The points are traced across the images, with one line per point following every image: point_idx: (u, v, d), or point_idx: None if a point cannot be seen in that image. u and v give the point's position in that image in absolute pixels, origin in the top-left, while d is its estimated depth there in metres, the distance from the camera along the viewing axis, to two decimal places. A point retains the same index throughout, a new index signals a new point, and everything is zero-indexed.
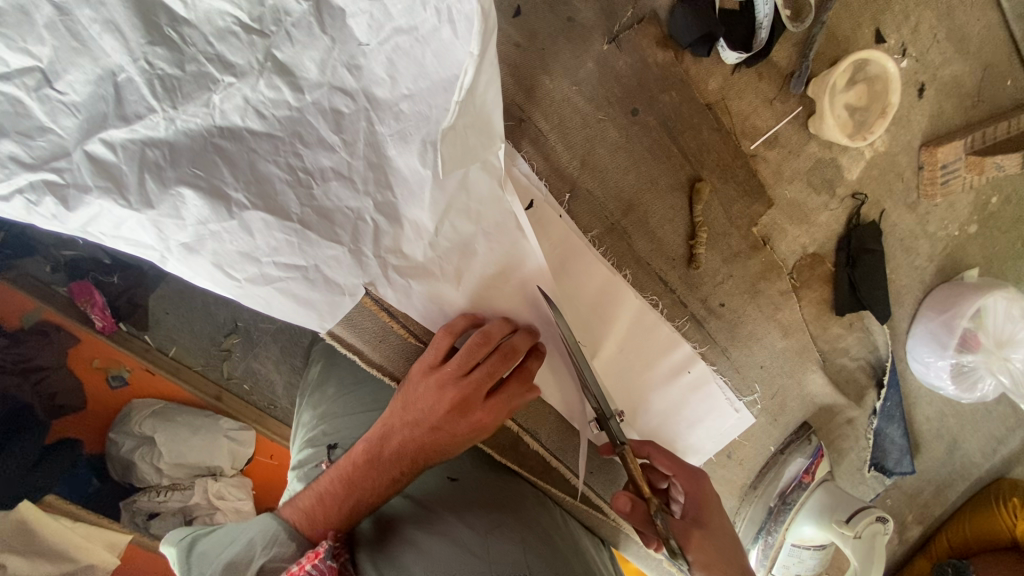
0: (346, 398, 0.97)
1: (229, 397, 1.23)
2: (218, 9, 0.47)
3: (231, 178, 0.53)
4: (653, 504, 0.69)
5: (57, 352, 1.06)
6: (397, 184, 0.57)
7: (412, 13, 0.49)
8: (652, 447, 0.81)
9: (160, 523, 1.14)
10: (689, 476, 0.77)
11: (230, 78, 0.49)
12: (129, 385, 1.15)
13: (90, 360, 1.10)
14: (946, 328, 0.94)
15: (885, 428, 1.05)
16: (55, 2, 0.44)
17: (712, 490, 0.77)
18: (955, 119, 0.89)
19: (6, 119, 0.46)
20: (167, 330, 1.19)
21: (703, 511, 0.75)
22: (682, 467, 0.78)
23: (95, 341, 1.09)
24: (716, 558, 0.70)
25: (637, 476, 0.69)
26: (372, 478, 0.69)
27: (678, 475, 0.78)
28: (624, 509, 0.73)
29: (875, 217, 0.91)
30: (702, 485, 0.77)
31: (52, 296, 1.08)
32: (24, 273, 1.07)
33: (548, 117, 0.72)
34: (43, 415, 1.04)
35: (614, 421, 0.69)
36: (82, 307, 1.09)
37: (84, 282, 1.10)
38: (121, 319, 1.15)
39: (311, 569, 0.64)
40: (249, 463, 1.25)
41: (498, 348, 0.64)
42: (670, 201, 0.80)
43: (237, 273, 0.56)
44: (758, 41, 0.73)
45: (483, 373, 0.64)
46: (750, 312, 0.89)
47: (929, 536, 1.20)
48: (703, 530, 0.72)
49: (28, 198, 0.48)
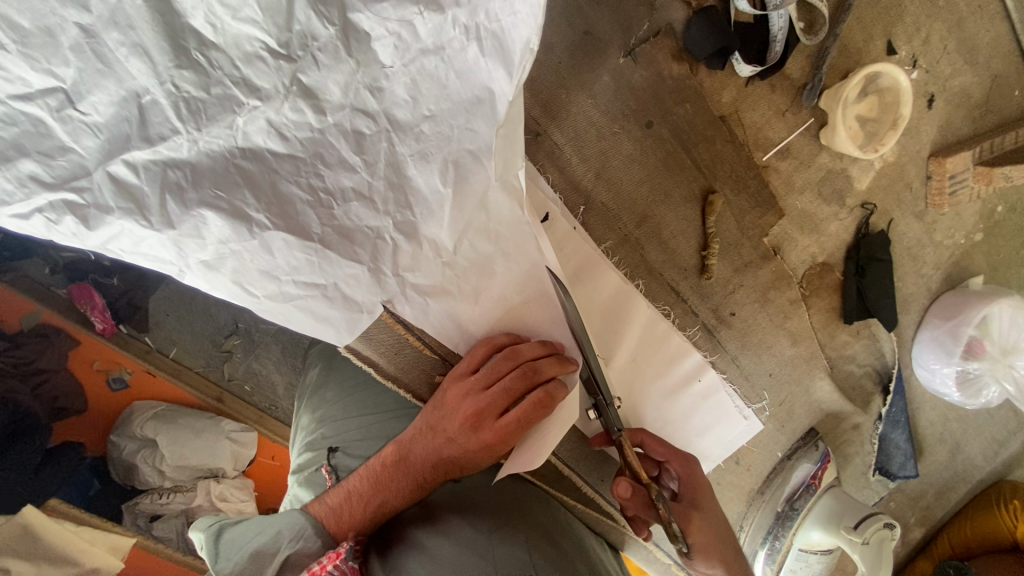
0: (346, 402, 0.97)
1: (230, 398, 1.23)
2: (246, 33, 0.46)
3: (252, 200, 0.52)
4: (653, 491, 0.68)
5: (58, 355, 1.05)
6: (416, 204, 0.57)
7: (441, 33, 0.49)
8: (645, 434, 0.78)
9: (162, 526, 1.12)
10: (682, 460, 0.77)
11: (255, 100, 0.49)
12: (130, 387, 1.15)
13: (92, 362, 1.10)
14: (951, 336, 0.96)
15: (889, 433, 1.06)
16: (80, 24, 0.43)
17: (702, 471, 0.78)
18: (963, 130, 0.90)
19: (28, 139, 0.46)
20: (167, 332, 1.19)
21: (697, 494, 0.76)
22: (675, 450, 0.78)
23: (96, 343, 1.09)
24: (711, 538, 0.75)
25: (634, 462, 0.69)
26: (398, 480, 0.75)
27: (672, 459, 0.77)
28: (624, 494, 0.71)
29: (883, 227, 0.92)
30: (693, 467, 0.77)
31: (52, 298, 1.07)
32: (24, 275, 1.06)
33: (564, 131, 0.72)
34: (45, 418, 1.03)
35: (612, 409, 0.71)
36: (82, 310, 1.08)
37: (84, 283, 1.09)
38: (122, 321, 1.15)
39: (333, 568, 0.70)
40: (250, 464, 1.25)
41: (523, 367, 0.65)
42: (683, 213, 0.80)
43: (257, 290, 0.57)
44: (773, 53, 0.74)
45: (507, 390, 0.66)
46: (761, 320, 0.90)
47: (931, 538, 1.22)
48: (695, 511, 0.75)
49: (48, 216, 0.48)
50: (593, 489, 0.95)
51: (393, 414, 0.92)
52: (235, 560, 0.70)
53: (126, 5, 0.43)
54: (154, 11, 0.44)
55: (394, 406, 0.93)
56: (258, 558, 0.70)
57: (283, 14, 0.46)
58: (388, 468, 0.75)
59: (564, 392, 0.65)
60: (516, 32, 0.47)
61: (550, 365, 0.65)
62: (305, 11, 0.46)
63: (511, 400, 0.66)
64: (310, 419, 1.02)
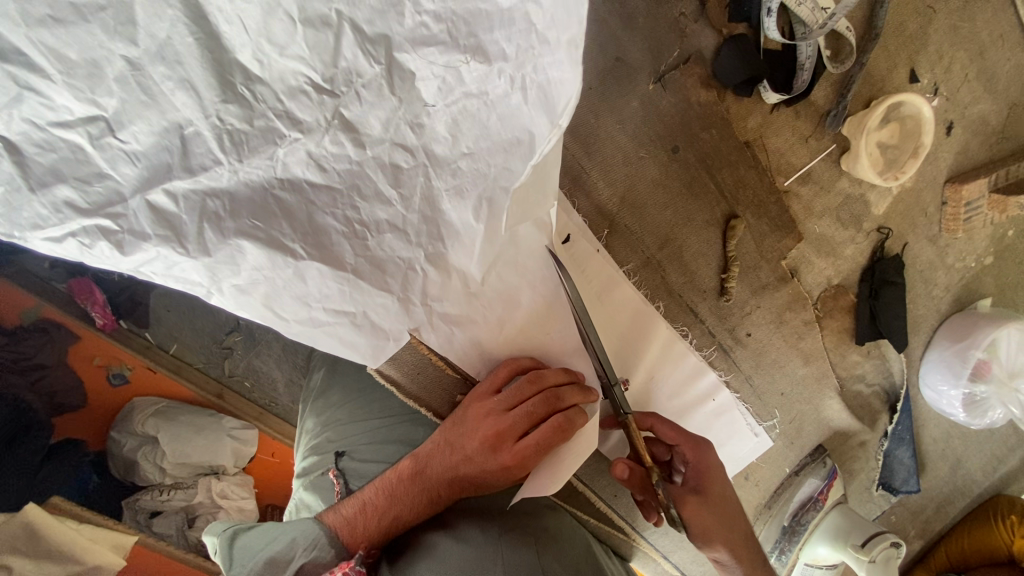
0: (351, 406, 0.96)
1: (230, 394, 1.22)
2: (292, 68, 0.46)
3: (289, 231, 0.52)
4: (653, 476, 0.65)
5: (58, 351, 1.02)
6: (448, 236, 0.58)
7: (485, 81, 0.49)
8: (657, 418, 0.75)
9: (161, 522, 1.11)
10: (694, 446, 0.73)
11: (297, 133, 0.49)
12: (129, 382, 1.13)
13: (92, 358, 1.08)
14: (959, 358, 0.98)
15: (894, 450, 1.08)
16: (127, 57, 0.42)
17: (717, 460, 0.74)
18: (979, 156, 0.91)
19: (66, 165, 0.44)
20: (168, 328, 1.18)
21: (703, 480, 0.72)
22: (689, 437, 0.74)
23: (96, 339, 1.07)
24: (710, 523, 0.72)
25: (638, 446, 0.67)
26: (415, 493, 0.75)
27: (683, 445, 0.73)
28: (622, 476, 0.70)
29: (898, 250, 0.93)
30: (706, 455, 0.73)
31: (53, 292, 1.05)
32: (23, 269, 1.03)
33: (591, 156, 0.72)
34: (44, 414, 1.02)
35: (619, 390, 0.69)
36: (83, 305, 1.06)
37: (84, 279, 1.06)
38: (122, 316, 1.13)
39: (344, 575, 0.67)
40: (251, 461, 1.25)
41: (545, 391, 0.66)
42: (705, 237, 0.81)
43: (287, 314, 0.57)
44: (799, 83, 0.74)
45: (528, 414, 0.66)
46: (775, 341, 0.92)
47: (929, 549, 1.24)
48: (700, 498, 0.72)
49: (82, 240, 0.47)
50: (606, 504, 0.96)
51: (401, 419, 0.92)
52: (248, 567, 0.70)
53: (176, 42, 0.43)
54: (205, 48, 0.44)
55: (400, 411, 0.93)
56: (271, 565, 0.69)
57: (330, 51, 0.46)
58: (407, 481, 0.75)
59: (584, 419, 0.66)
60: (561, 85, 0.47)
61: (572, 392, 0.66)
62: (352, 48, 0.46)
63: (532, 423, 0.67)
64: (314, 422, 1.01)
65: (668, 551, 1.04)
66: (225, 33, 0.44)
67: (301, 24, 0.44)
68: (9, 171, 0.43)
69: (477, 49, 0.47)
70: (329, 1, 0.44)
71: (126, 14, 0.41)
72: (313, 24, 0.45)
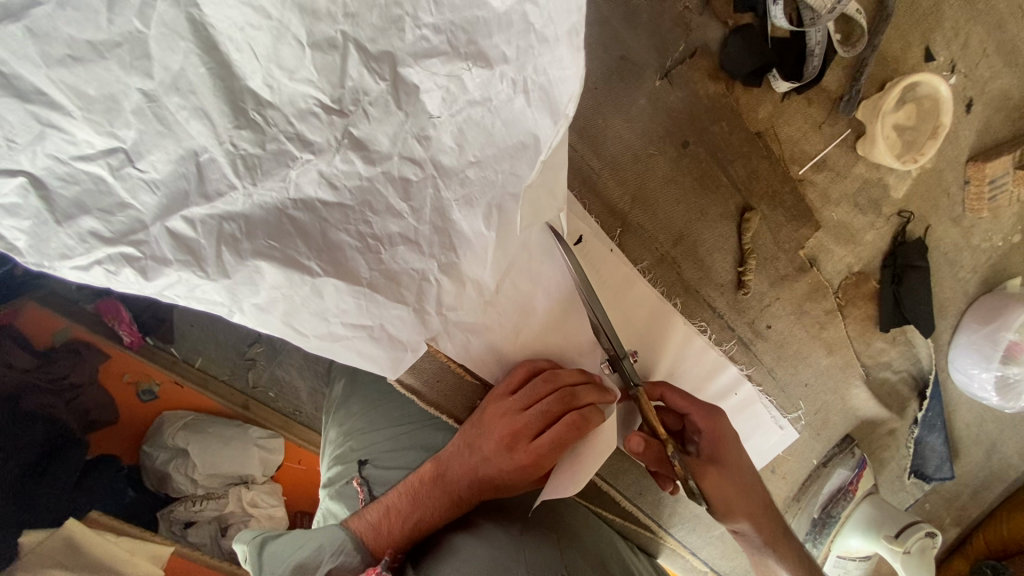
0: (372, 415, 0.97)
1: (256, 405, 1.25)
2: (301, 92, 0.47)
3: (305, 248, 0.53)
4: (669, 447, 0.63)
5: (90, 369, 1.04)
6: (460, 246, 0.58)
7: (488, 86, 0.49)
8: (667, 387, 0.71)
9: (196, 531, 1.15)
10: (706, 413, 0.70)
11: (309, 154, 0.49)
12: (159, 397, 1.16)
13: (122, 375, 1.10)
14: (989, 340, 0.95)
15: (925, 437, 1.06)
16: (143, 90, 0.43)
17: (730, 426, 0.71)
18: (1003, 132, 0.88)
19: (88, 197, 0.45)
20: (192, 342, 1.21)
21: (719, 449, 0.69)
22: (700, 404, 0.70)
23: (125, 357, 1.09)
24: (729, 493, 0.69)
25: (651, 418, 0.65)
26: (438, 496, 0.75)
27: (695, 412, 0.70)
28: (637, 450, 0.64)
29: (921, 233, 0.91)
30: (719, 422, 0.70)
31: (79, 313, 1.04)
32: (52, 291, 1.03)
33: (601, 156, 0.72)
34: (78, 432, 1.04)
35: (626, 362, 0.67)
36: (110, 324, 1.08)
37: (110, 298, 1.07)
38: (147, 333, 1.16)
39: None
40: (279, 470, 1.27)
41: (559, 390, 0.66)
42: (720, 231, 0.80)
43: (306, 329, 0.58)
44: (810, 70, 0.73)
45: (543, 413, 0.66)
46: (796, 332, 0.90)
47: (966, 536, 1.21)
48: (717, 468, 0.69)
49: (107, 267, 0.48)
50: (631, 502, 0.96)
51: (423, 424, 0.93)
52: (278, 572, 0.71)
53: (189, 73, 0.44)
54: (217, 77, 0.45)
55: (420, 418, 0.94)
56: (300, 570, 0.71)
57: (337, 72, 0.47)
58: (428, 484, 0.76)
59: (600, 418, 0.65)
60: (562, 86, 0.47)
61: (588, 392, 0.66)
62: (358, 68, 0.47)
63: (547, 423, 0.67)
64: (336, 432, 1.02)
65: (696, 547, 1.03)
66: (235, 60, 0.44)
67: (309, 48, 0.45)
68: (35, 206, 0.44)
69: (478, 55, 0.47)
70: (334, 24, 0.45)
71: (141, 48, 0.42)
72: (320, 48, 0.46)
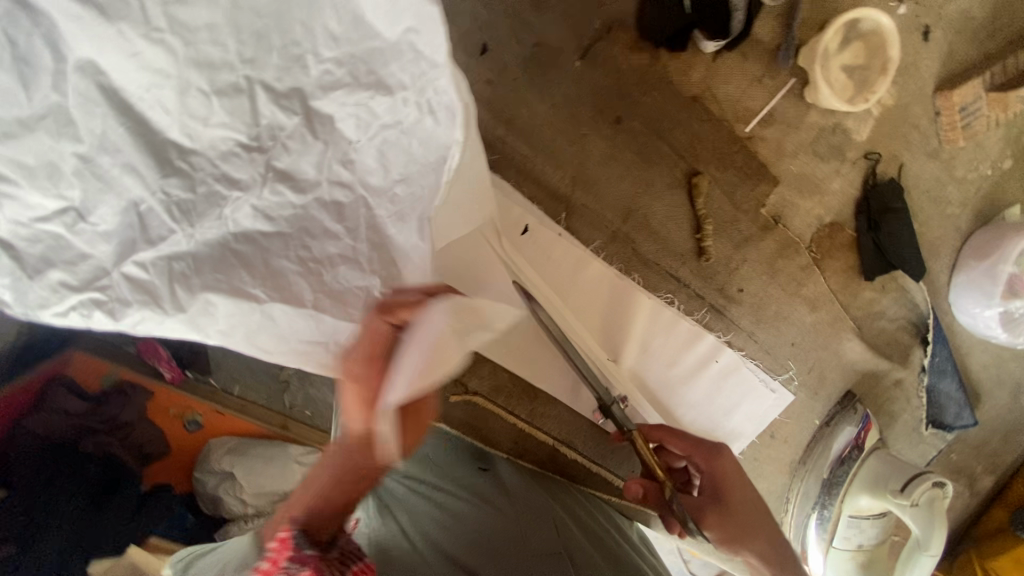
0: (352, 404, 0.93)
1: None
2: (219, 135, 0.50)
3: (248, 278, 0.54)
4: (665, 488, 0.64)
5: None
6: (402, 262, 0.57)
7: (395, 110, 0.52)
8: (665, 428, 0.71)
9: None
10: (706, 452, 0.68)
11: (237, 192, 0.52)
12: None
13: None
14: (987, 276, 0.90)
15: (938, 384, 1.00)
16: (77, 153, 0.48)
17: (736, 463, 0.68)
18: (969, 55, 0.84)
19: (52, 252, 0.49)
20: None
21: (724, 489, 0.67)
22: (699, 442, 0.69)
23: None
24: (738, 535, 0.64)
25: (647, 460, 0.66)
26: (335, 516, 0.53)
27: (695, 453, 0.69)
28: (636, 496, 0.69)
29: (894, 173, 0.87)
30: (721, 459, 0.68)
31: None
32: None
33: (534, 144, 0.72)
34: None
35: (617, 408, 0.70)
36: None
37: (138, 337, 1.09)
38: None
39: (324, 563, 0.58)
40: None
41: None
42: (670, 201, 0.79)
43: (265, 348, 0.57)
44: (735, 24, 0.71)
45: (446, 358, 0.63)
46: (772, 292, 0.88)
47: (1003, 485, 1.14)
48: (722, 510, 0.65)
49: (81, 313, 0.51)
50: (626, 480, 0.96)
51: None
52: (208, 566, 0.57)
53: (112, 134, 0.48)
54: (137, 134, 0.48)
55: None
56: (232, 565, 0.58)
57: (249, 113, 0.50)
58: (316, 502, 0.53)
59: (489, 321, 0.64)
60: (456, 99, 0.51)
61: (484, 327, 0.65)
62: (268, 106, 0.50)
63: None
64: None
65: None
66: (151, 118, 0.48)
67: (215, 95, 0.49)
68: (7, 266, 0.48)
69: (378, 84, 0.50)
70: (234, 70, 0.48)
71: (65, 117, 0.47)
72: (226, 93, 0.49)
